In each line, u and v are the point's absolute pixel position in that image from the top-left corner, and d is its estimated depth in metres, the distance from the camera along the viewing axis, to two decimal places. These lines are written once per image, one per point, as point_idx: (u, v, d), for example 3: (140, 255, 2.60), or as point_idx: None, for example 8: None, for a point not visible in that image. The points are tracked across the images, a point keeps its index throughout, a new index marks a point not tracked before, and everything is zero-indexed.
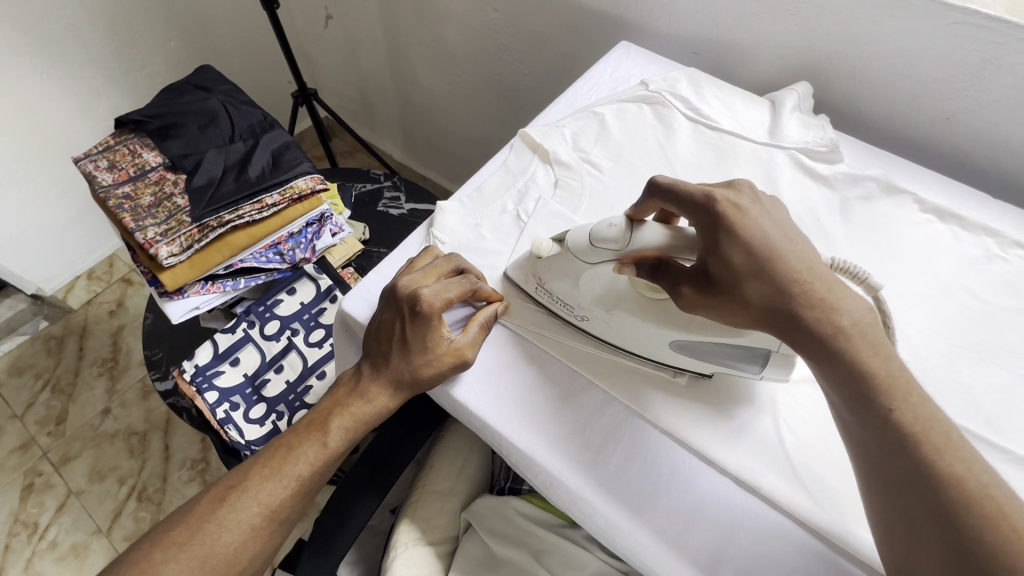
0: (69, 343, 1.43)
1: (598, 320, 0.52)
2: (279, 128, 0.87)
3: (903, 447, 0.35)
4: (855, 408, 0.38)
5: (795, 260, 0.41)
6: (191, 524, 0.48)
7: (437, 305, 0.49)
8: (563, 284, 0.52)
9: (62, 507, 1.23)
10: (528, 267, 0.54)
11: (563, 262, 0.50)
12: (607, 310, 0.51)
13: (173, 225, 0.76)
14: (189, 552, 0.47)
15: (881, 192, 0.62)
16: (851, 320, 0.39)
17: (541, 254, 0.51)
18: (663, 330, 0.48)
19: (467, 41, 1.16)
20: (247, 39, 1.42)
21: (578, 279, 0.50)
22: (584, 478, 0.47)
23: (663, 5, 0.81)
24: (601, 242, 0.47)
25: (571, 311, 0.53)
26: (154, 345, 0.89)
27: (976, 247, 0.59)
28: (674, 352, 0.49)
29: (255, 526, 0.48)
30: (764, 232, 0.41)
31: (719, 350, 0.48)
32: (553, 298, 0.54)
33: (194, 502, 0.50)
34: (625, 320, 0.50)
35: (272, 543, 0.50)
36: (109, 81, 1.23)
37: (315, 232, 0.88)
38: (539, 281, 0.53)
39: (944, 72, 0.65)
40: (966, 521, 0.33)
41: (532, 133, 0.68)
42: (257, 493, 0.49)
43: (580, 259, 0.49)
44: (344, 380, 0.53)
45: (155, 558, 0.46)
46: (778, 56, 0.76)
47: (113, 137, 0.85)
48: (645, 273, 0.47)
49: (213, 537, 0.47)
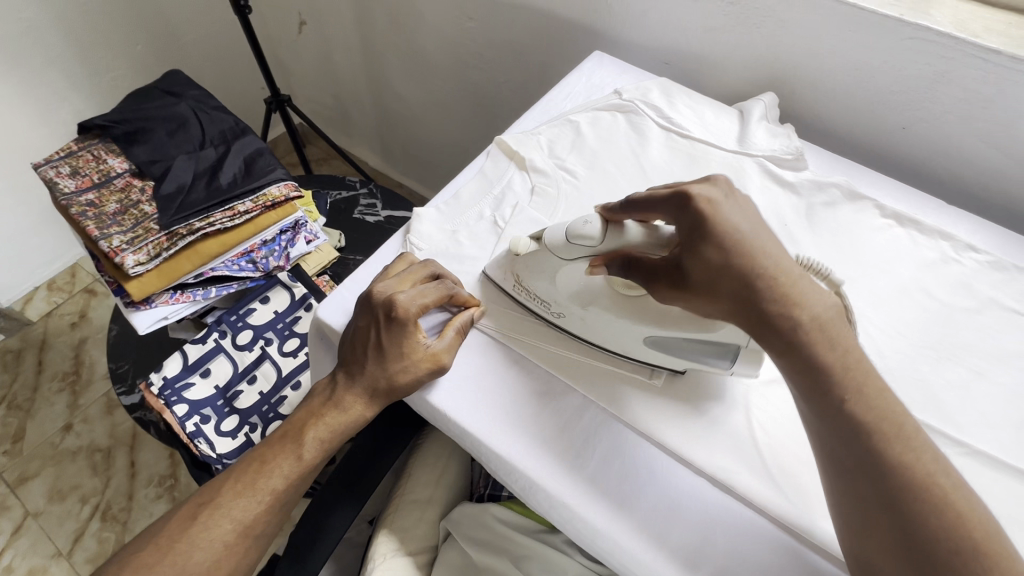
0: (27, 357, 1.37)
1: (575, 317, 0.53)
2: (251, 134, 0.85)
3: (857, 436, 0.38)
4: (818, 394, 0.40)
5: (763, 256, 0.41)
6: (161, 544, 0.46)
7: (414, 310, 0.49)
8: (540, 283, 0.53)
9: (18, 530, 1.17)
10: (507, 264, 0.55)
11: (540, 257, 0.52)
12: (583, 307, 0.52)
13: (139, 232, 0.74)
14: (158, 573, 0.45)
15: (844, 198, 0.65)
16: (813, 313, 0.41)
17: (518, 252, 0.53)
18: (637, 326, 0.50)
19: (443, 48, 1.17)
20: (218, 43, 1.40)
21: (554, 276, 0.52)
22: (563, 482, 0.48)
23: (634, 16, 0.83)
24: (576, 237, 0.48)
25: (549, 308, 0.54)
26: (119, 358, 0.86)
27: (933, 250, 0.62)
28: (648, 348, 0.51)
29: (228, 543, 0.47)
30: (735, 224, 0.42)
31: (690, 346, 0.49)
32: (532, 296, 0.54)
33: (166, 519, 0.48)
34: (600, 317, 0.52)
35: (247, 560, 0.48)
36: (72, 84, 1.19)
37: (289, 240, 0.87)
38: (517, 278, 0.55)
39: (899, 84, 0.68)
40: (910, 505, 0.36)
41: (508, 140, 0.68)
42: (229, 510, 0.47)
43: (557, 255, 0.50)
44: (319, 390, 0.52)
45: None
46: (745, 67, 0.78)
47: (76, 142, 0.83)
48: (616, 270, 0.48)
49: (184, 556, 0.46)
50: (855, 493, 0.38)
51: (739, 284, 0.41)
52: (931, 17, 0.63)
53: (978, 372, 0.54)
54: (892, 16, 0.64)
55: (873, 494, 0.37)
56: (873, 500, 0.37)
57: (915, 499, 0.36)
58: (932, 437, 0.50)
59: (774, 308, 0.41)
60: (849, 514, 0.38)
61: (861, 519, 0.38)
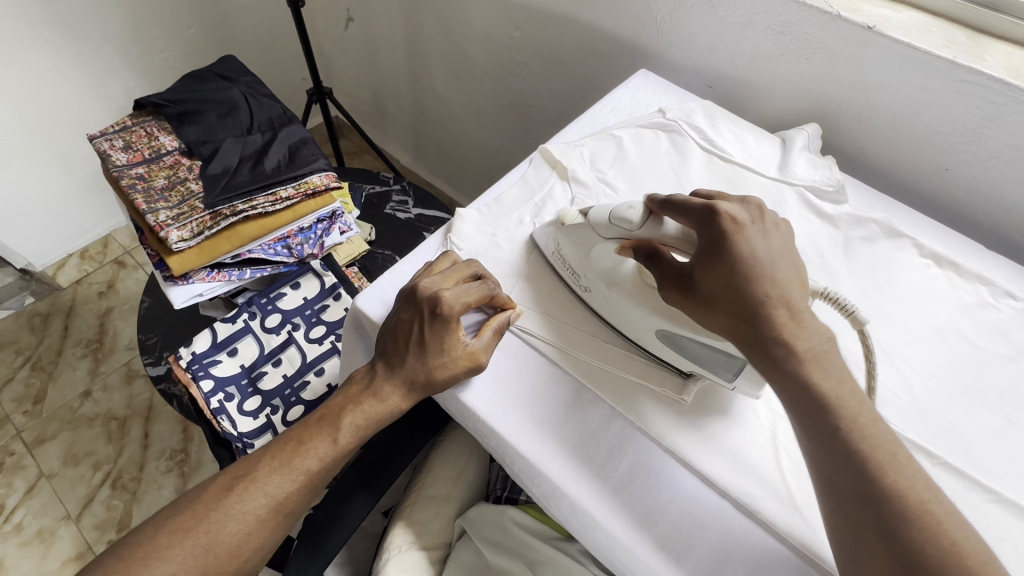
0: (54, 321, 1.40)
1: (598, 294, 0.56)
2: (298, 123, 0.87)
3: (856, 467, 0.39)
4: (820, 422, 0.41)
5: (770, 283, 0.44)
6: (197, 511, 0.47)
7: (458, 309, 0.50)
8: (577, 253, 0.57)
9: (31, 490, 1.20)
10: (551, 233, 0.59)
11: (584, 232, 0.56)
12: (608, 286, 0.54)
13: (185, 210, 0.76)
14: (194, 539, 0.46)
15: (882, 235, 0.65)
16: (806, 345, 0.43)
17: (565, 221, 0.58)
18: (654, 317, 0.51)
19: (487, 53, 1.19)
20: (268, 33, 1.43)
21: (591, 249, 0.56)
22: (587, 491, 0.48)
23: (683, 37, 0.84)
24: (618, 220, 0.51)
25: (577, 281, 0.57)
26: (148, 329, 0.88)
27: (970, 293, 0.61)
28: (661, 342, 0.52)
29: (261, 517, 0.48)
30: (753, 250, 0.45)
31: (701, 351, 0.50)
32: (564, 265, 0.58)
33: (203, 486, 0.49)
34: (622, 300, 0.54)
35: (276, 536, 0.49)
36: (125, 62, 1.23)
37: (325, 229, 0.88)
38: (557, 249, 0.58)
39: (947, 125, 0.68)
40: (908, 535, 0.36)
41: (552, 150, 0.69)
42: (265, 484, 0.48)
43: (597, 233, 0.54)
44: (358, 377, 0.53)
45: (159, 543, 0.46)
46: (790, 96, 0.79)
47: (130, 117, 0.85)
48: (641, 259, 0.50)
49: (219, 525, 0.47)
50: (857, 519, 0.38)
51: (741, 302, 0.44)
52: (985, 61, 0.63)
53: (1011, 420, 0.53)
54: (945, 58, 0.64)
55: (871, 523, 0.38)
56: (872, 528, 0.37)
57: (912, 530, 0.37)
58: (962, 482, 0.50)
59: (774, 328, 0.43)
60: (847, 540, 0.38)
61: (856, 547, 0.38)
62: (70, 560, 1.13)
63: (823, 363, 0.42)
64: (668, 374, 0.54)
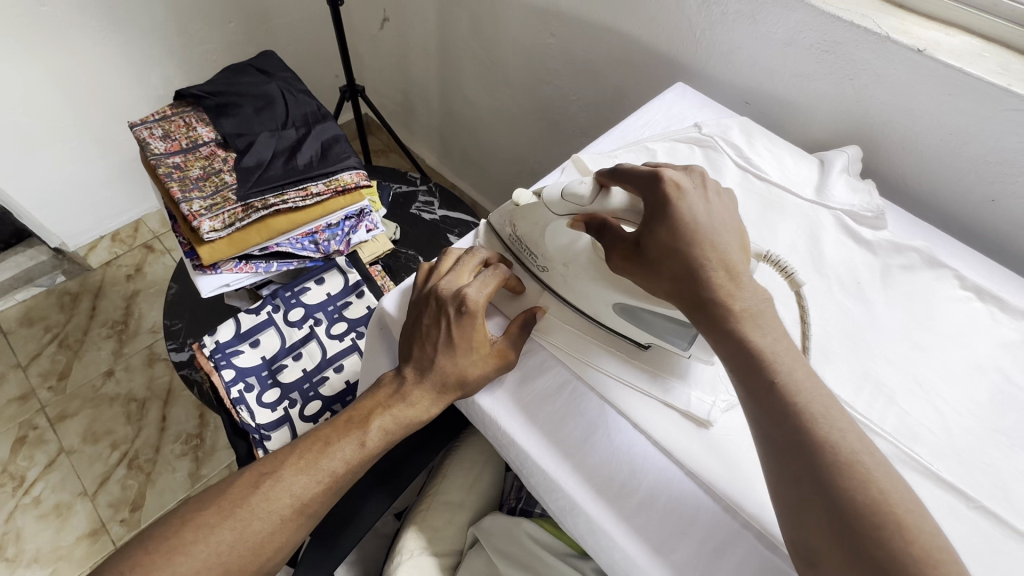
0: (83, 301, 1.43)
1: (554, 273, 0.56)
2: (332, 120, 0.88)
3: (779, 424, 0.39)
4: (745, 382, 0.41)
5: (712, 249, 0.44)
6: (223, 506, 0.48)
7: (482, 303, 0.51)
8: (532, 234, 0.56)
9: (51, 463, 1.23)
10: (508, 211, 0.58)
11: (536, 211, 0.54)
12: (564, 265, 0.55)
13: (218, 201, 0.77)
14: (220, 535, 0.47)
15: (923, 264, 0.63)
16: (743, 304, 0.43)
17: (519, 203, 0.56)
18: (609, 292, 0.52)
19: (519, 58, 1.19)
20: (305, 28, 1.45)
21: (545, 229, 0.55)
22: (605, 510, 0.47)
23: (722, 53, 0.83)
24: (569, 197, 0.49)
25: (534, 260, 0.57)
26: (174, 316, 0.90)
27: (1014, 330, 0.59)
28: (617, 315, 0.53)
29: (287, 516, 0.48)
30: (694, 216, 0.45)
31: (658, 320, 0.51)
32: (522, 245, 0.58)
33: (230, 480, 0.50)
34: (577, 277, 0.54)
35: (300, 535, 0.49)
36: (166, 52, 1.26)
37: (352, 226, 0.90)
38: (514, 228, 0.58)
39: (996, 155, 0.66)
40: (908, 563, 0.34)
41: (584, 159, 0.68)
42: (292, 484, 0.48)
43: (549, 210, 0.52)
44: (386, 381, 0.53)
45: (186, 537, 0.46)
46: (831, 116, 0.77)
47: (170, 107, 0.87)
48: (592, 232, 0.51)
49: (246, 523, 0.47)
50: (786, 476, 0.38)
51: (683, 269, 0.44)
52: None
53: None
54: (998, 85, 0.61)
55: (803, 477, 0.37)
56: (803, 483, 0.37)
57: (842, 481, 0.36)
58: (999, 528, 0.47)
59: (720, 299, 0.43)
60: (787, 499, 0.38)
61: (789, 507, 0.38)
62: (85, 536, 1.16)
63: (759, 324, 0.42)
64: (697, 398, 0.51)
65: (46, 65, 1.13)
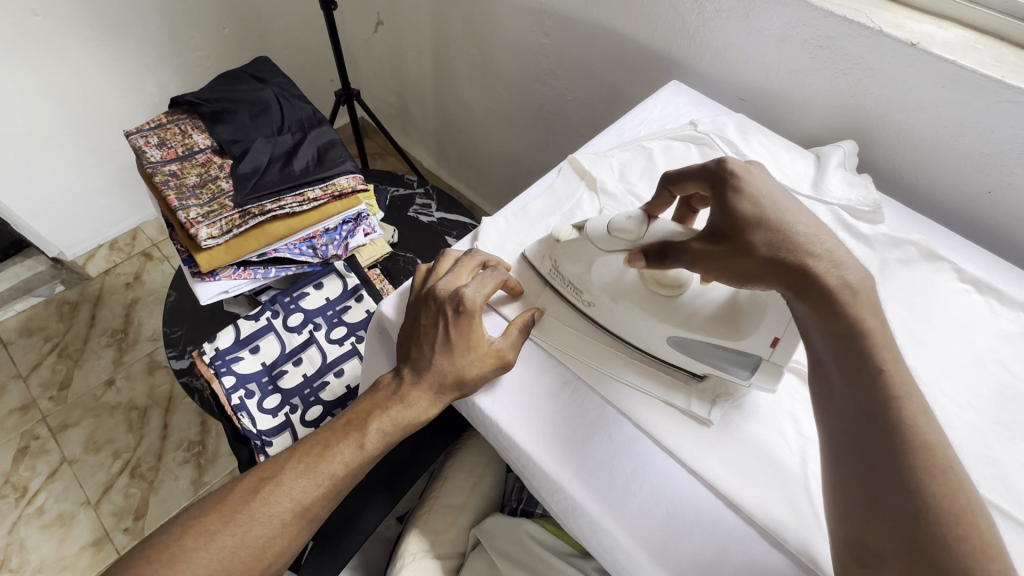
0: (82, 310, 1.43)
1: (604, 307, 0.55)
2: (327, 125, 0.88)
3: (869, 421, 0.38)
4: (846, 376, 0.40)
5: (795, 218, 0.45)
6: (224, 512, 0.48)
7: (479, 303, 0.51)
8: (576, 268, 0.56)
9: (54, 473, 1.23)
10: (546, 248, 0.58)
11: (580, 247, 0.54)
12: (613, 299, 0.54)
13: (215, 208, 0.77)
14: (221, 541, 0.47)
15: (921, 257, 0.63)
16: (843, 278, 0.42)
17: (560, 238, 0.56)
18: (666, 323, 0.51)
19: (514, 59, 1.19)
20: (299, 33, 1.45)
21: (591, 264, 0.54)
22: (608, 509, 0.47)
23: (714, 51, 0.83)
24: (618, 231, 0.51)
25: (580, 295, 0.56)
26: (173, 323, 0.90)
27: (1012, 322, 0.59)
28: (672, 347, 0.52)
29: (287, 520, 0.48)
30: (766, 188, 0.47)
31: (713, 351, 0.50)
32: (564, 281, 0.57)
33: (230, 486, 0.50)
34: (629, 310, 0.53)
35: (301, 539, 0.49)
36: (160, 59, 1.26)
37: (350, 231, 0.89)
38: (554, 263, 0.57)
39: (991, 147, 0.66)
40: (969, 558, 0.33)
41: (581, 159, 0.68)
42: (292, 488, 0.48)
43: (596, 245, 0.53)
44: (384, 383, 0.53)
45: (187, 545, 0.46)
46: (825, 111, 0.77)
47: (166, 114, 0.87)
48: (654, 260, 0.50)
49: (246, 528, 0.47)
50: (864, 475, 0.37)
51: (773, 241, 0.44)
52: None
53: None
54: (993, 77, 0.61)
55: (882, 478, 0.36)
56: (881, 484, 0.36)
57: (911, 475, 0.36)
58: (1001, 520, 0.47)
59: (816, 284, 0.42)
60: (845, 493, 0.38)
61: (857, 505, 0.37)
62: (88, 546, 1.16)
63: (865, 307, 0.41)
64: (699, 394, 0.52)
65: (40, 75, 1.13)
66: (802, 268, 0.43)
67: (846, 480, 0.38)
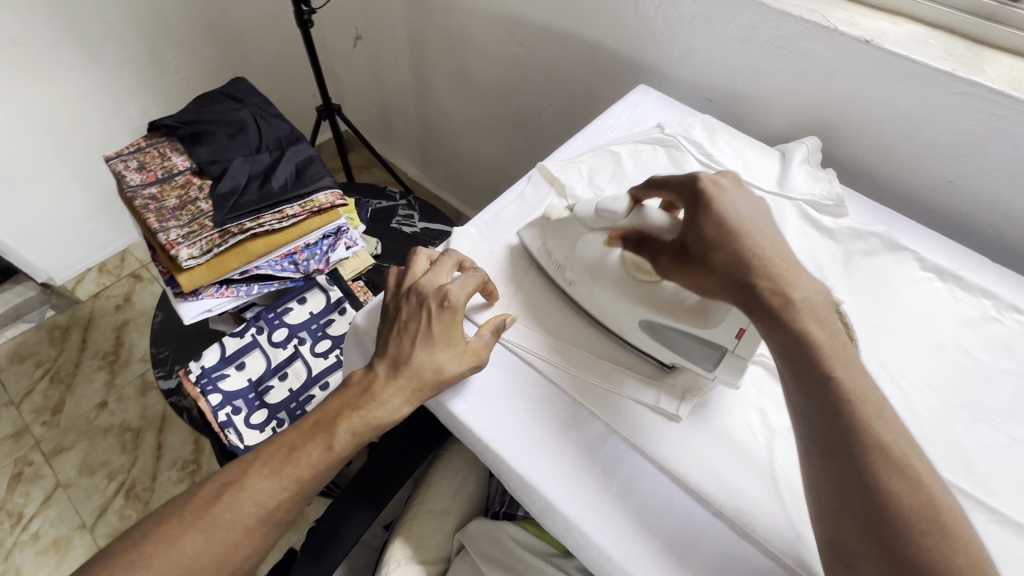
0: (73, 334, 1.44)
1: (582, 287, 0.58)
2: (305, 142, 0.90)
3: (832, 426, 0.40)
4: (799, 386, 0.42)
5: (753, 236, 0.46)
6: (186, 517, 0.49)
7: (461, 301, 0.54)
8: (563, 246, 0.60)
9: (49, 498, 1.23)
10: (538, 227, 0.62)
11: (569, 223, 0.60)
12: (593, 278, 0.57)
13: (195, 228, 0.78)
14: (181, 547, 0.48)
15: (883, 248, 0.64)
16: (801, 294, 0.44)
17: (552, 216, 0.62)
18: (639, 306, 0.54)
19: (491, 68, 1.21)
20: (279, 51, 1.47)
21: (578, 241, 0.59)
22: (581, 506, 0.48)
23: (681, 54, 0.85)
24: (604, 211, 0.55)
25: (562, 274, 0.59)
26: (160, 343, 0.91)
27: (974, 308, 0.61)
28: (643, 332, 0.54)
29: (250, 525, 0.49)
30: (734, 210, 0.47)
31: (682, 339, 0.52)
32: (551, 261, 0.60)
33: (193, 492, 0.51)
34: (605, 291, 0.56)
35: (266, 542, 0.50)
36: (142, 82, 1.27)
37: (331, 245, 0.90)
38: (543, 243, 0.61)
39: (948, 138, 0.68)
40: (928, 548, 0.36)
41: (550, 167, 0.70)
42: (255, 492, 0.49)
43: (584, 223, 0.58)
44: (354, 382, 0.54)
45: (146, 550, 0.47)
46: (789, 109, 0.79)
47: (144, 138, 0.88)
48: (630, 245, 0.54)
49: (207, 533, 0.48)
50: (832, 478, 0.39)
51: (734, 260, 0.45)
52: (984, 73, 0.63)
53: (1015, 438, 0.52)
54: (943, 70, 0.63)
55: (850, 481, 0.39)
56: (850, 487, 0.38)
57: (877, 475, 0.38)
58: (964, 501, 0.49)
59: (764, 304, 0.44)
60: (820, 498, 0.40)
61: (832, 509, 0.39)
62: None
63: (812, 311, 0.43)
64: (667, 392, 0.53)
65: (22, 104, 1.14)
66: (755, 288, 0.44)
67: (819, 483, 0.40)
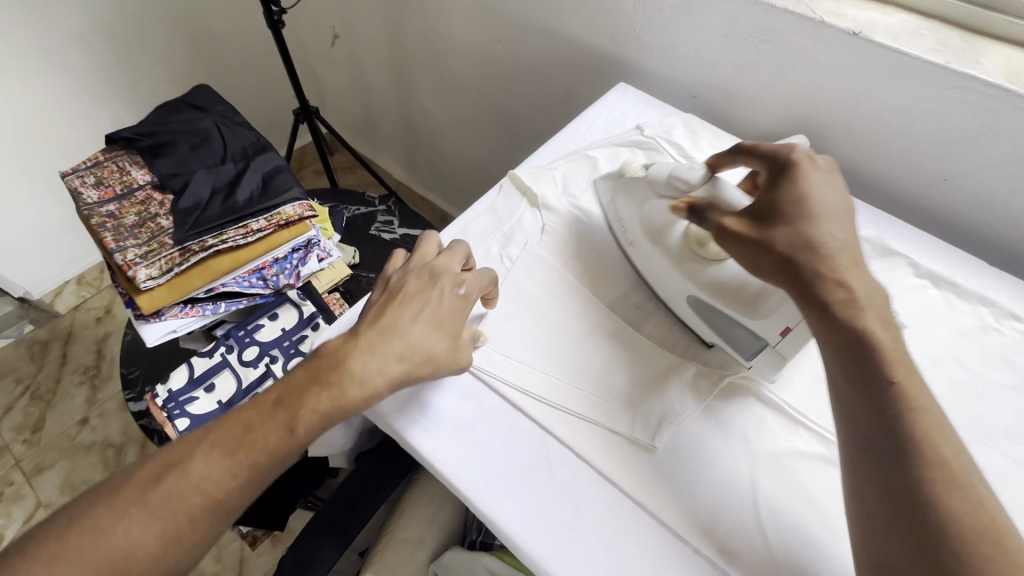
0: (53, 349, 1.42)
1: (640, 251, 0.59)
2: (272, 151, 0.86)
3: (885, 433, 0.38)
4: (854, 388, 0.40)
5: (823, 225, 0.45)
6: (118, 505, 0.41)
7: (472, 295, 0.52)
8: (631, 205, 0.60)
9: (30, 519, 1.21)
10: (611, 183, 0.63)
11: (640, 185, 0.60)
12: (652, 243, 0.58)
13: (154, 247, 0.75)
14: (108, 542, 0.40)
15: (874, 254, 0.61)
16: (862, 290, 0.42)
17: (627, 173, 0.62)
18: (689, 282, 0.54)
19: (470, 66, 1.16)
20: (254, 53, 1.43)
21: (645, 203, 0.59)
22: (550, 547, 0.45)
23: (662, 49, 0.81)
24: (677, 177, 0.56)
25: (624, 233, 0.61)
26: (130, 364, 0.88)
27: (970, 317, 0.57)
28: (689, 307, 0.55)
29: (194, 516, 0.42)
30: (813, 191, 0.46)
31: (729, 323, 0.52)
32: (618, 221, 0.62)
33: (127, 474, 0.43)
34: (660, 262, 0.57)
35: (208, 539, 0.43)
36: (112, 90, 1.23)
37: (301, 258, 0.86)
38: (614, 201, 0.62)
39: (942, 135, 0.64)
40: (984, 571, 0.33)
41: (522, 175, 0.66)
42: (202, 479, 0.42)
43: (654, 189, 0.58)
44: (327, 353, 0.47)
45: (67, 546, 0.40)
46: (776, 106, 0.75)
47: (102, 152, 0.84)
48: (693, 219, 0.52)
49: (140, 526, 0.41)
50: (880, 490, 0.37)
51: (798, 239, 0.44)
52: (980, 65, 0.59)
53: (1015, 459, 0.49)
54: (936, 63, 0.60)
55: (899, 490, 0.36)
56: (900, 496, 0.36)
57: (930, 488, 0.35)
58: None
59: (821, 292, 0.42)
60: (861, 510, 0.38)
61: (878, 520, 0.37)
62: None
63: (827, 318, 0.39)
64: (639, 419, 0.51)
65: None
66: (814, 272, 0.43)
67: (862, 496, 0.38)
